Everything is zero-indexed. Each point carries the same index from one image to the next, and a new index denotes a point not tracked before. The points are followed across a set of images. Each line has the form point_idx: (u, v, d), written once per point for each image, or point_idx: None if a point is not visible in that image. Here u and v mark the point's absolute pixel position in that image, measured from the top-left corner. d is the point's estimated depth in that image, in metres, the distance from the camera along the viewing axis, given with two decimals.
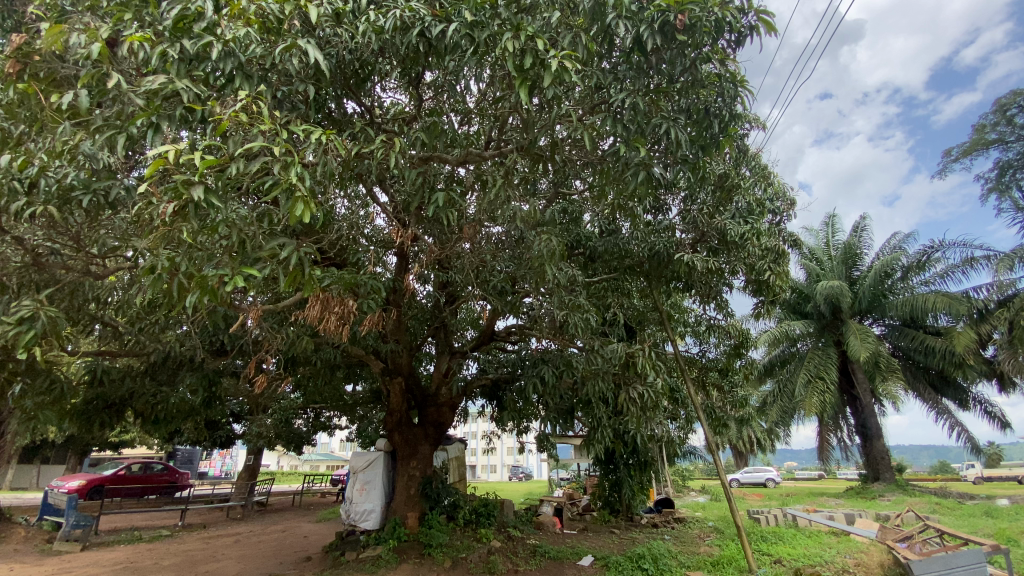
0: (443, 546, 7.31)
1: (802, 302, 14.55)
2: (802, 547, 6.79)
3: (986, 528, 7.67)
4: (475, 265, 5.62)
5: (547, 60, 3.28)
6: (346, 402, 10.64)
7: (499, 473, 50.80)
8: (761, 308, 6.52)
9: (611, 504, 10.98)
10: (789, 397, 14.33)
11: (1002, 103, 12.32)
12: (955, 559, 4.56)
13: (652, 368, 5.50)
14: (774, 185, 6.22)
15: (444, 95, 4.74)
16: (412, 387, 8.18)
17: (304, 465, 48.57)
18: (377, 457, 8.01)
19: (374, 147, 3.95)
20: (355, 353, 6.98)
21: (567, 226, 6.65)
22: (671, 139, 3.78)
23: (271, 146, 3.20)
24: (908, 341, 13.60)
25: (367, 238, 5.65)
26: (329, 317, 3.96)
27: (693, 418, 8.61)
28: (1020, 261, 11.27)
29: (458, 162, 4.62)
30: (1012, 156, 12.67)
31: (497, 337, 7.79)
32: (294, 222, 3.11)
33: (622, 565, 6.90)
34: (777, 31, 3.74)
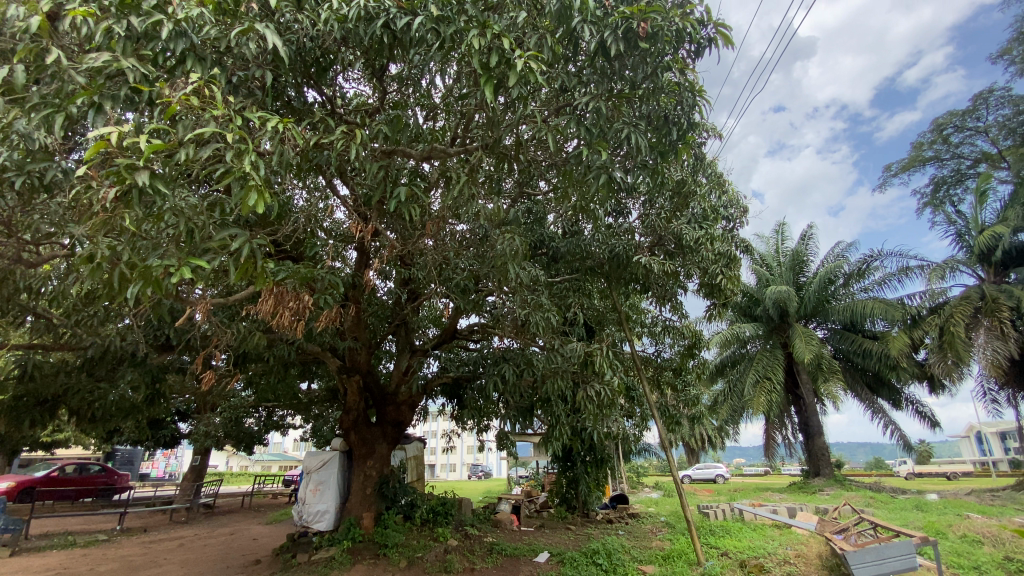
0: (399, 546, 7.20)
1: (752, 306, 15.18)
2: (747, 540, 7.08)
3: (916, 521, 8.21)
4: (438, 262, 5.58)
5: (513, 59, 3.27)
6: (300, 401, 10.35)
7: (458, 472, 50.70)
8: (713, 311, 6.77)
9: (568, 501, 11.13)
10: (739, 396, 14.97)
11: (939, 122, 13.23)
12: (887, 550, 4.85)
13: (609, 367, 5.63)
14: (728, 193, 6.46)
15: (409, 90, 4.69)
16: (370, 385, 8.03)
17: (255, 465, 46.84)
18: (333, 456, 7.94)
19: (335, 138, 3.83)
20: (311, 350, 6.81)
21: (531, 226, 6.69)
22: (632, 144, 3.85)
23: (224, 132, 3.08)
24: (848, 344, 14.38)
25: (326, 232, 5.51)
26: (283, 312, 3.83)
27: (648, 416, 8.83)
28: (950, 271, 12.12)
29: (422, 158, 4.57)
30: (947, 173, 13.86)
31: (458, 336, 7.78)
32: (247, 213, 2.99)
33: (578, 561, 7.00)
34: (734, 44, 3.89)
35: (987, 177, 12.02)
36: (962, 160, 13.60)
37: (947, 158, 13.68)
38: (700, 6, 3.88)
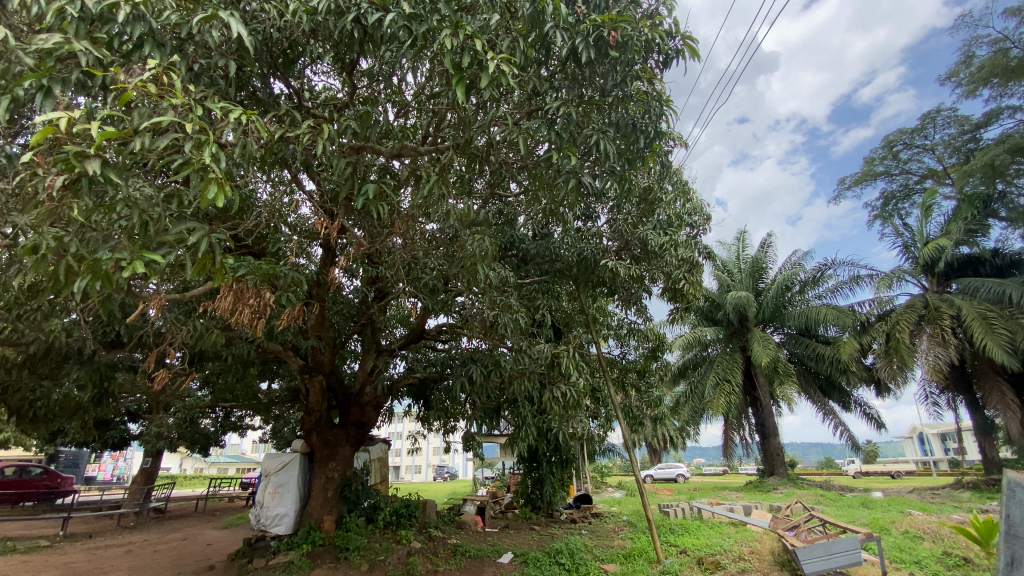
0: (360, 549, 7.07)
1: (713, 310, 15.65)
2: (705, 538, 7.30)
3: (861, 517, 8.65)
4: (406, 261, 5.51)
5: (485, 61, 3.27)
6: (260, 401, 10.05)
7: (423, 473, 50.30)
8: (676, 315, 6.96)
9: (533, 501, 11.19)
10: (699, 397, 15.41)
11: (890, 139, 13.97)
12: (834, 546, 5.08)
13: (575, 368, 5.75)
14: (692, 201, 6.63)
15: (381, 87, 4.64)
16: (334, 385, 7.88)
17: (211, 466, 45.14)
18: (293, 459, 7.78)
19: (300, 132, 3.73)
20: (271, 349, 6.63)
21: (502, 228, 6.71)
22: (601, 151, 3.90)
23: (183, 122, 2.97)
24: (803, 349, 15.00)
25: (290, 228, 5.40)
26: (242, 310, 3.72)
27: (612, 416, 8.98)
28: (897, 280, 12.80)
29: (391, 155, 4.51)
30: (895, 187, 14.63)
31: (426, 336, 7.72)
32: (206, 206, 2.90)
33: (541, 561, 7.05)
34: (700, 57, 4.00)
35: (933, 193, 12.75)
36: (910, 176, 14.41)
37: (897, 173, 14.46)
38: (668, 19, 3.99)
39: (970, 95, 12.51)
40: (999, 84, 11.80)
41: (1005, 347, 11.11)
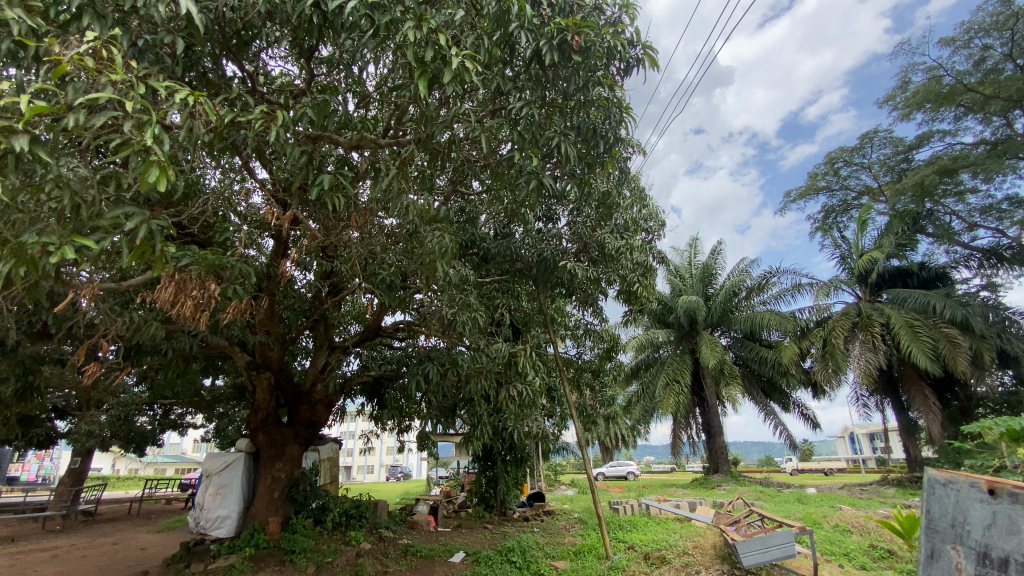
0: (307, 551, 6.85)
1: (666, 313, 16.17)
2: (652, 533, 7.53)
3: (796, 512, 9.15)
4: (363, 257, 5.38)
5: (449, 56, 3.23)
6: (203, 398, 9.60)
7: (375, 473, 49.46)
8: (630, 317, 7.16)
9: (486, 500, 11.19)
10: (651, 397, 15.91)
11: (831, 156, 14.85)
12: (771, 539, 5.34)
13: (532, 367, 5.84)
14: (649, 207, 6.79)
15: (341, 76, 4.51)
16: (283, 383, 7.63)
17: (147, 467, 42.65)
18: (238, 458, 7.47)
19: (252, 117, 3.57)
20: (216, 343, 6.34)
21: (462, 226, 6.67)
22: (562, 153, 3.95)
23: (124, 100, 2.79)
24: (748, 352, 15.73)
25: (240, 217, 5.19)
26: (184, 301, 3.51)
27: (567, 415, 9.12)
28: (834, 289, 13.62)
29: (350, 146, 4.39)
30: (835, 202, 15.59)
31: (382, 333, 7.60)
32: (147, 190, 2.74)
33: (492, 559, 7.08)
34: (659, 67, 4.10)
35: (868, 208, 13.65)
36: (849, 192, 15.38)
37: (837, 188, 15.42)
38: (630, 27, 4.07)
39: (904, 118, 13.46)
40: (930, 110, 12.74)
41: (927, 353, 12.03)
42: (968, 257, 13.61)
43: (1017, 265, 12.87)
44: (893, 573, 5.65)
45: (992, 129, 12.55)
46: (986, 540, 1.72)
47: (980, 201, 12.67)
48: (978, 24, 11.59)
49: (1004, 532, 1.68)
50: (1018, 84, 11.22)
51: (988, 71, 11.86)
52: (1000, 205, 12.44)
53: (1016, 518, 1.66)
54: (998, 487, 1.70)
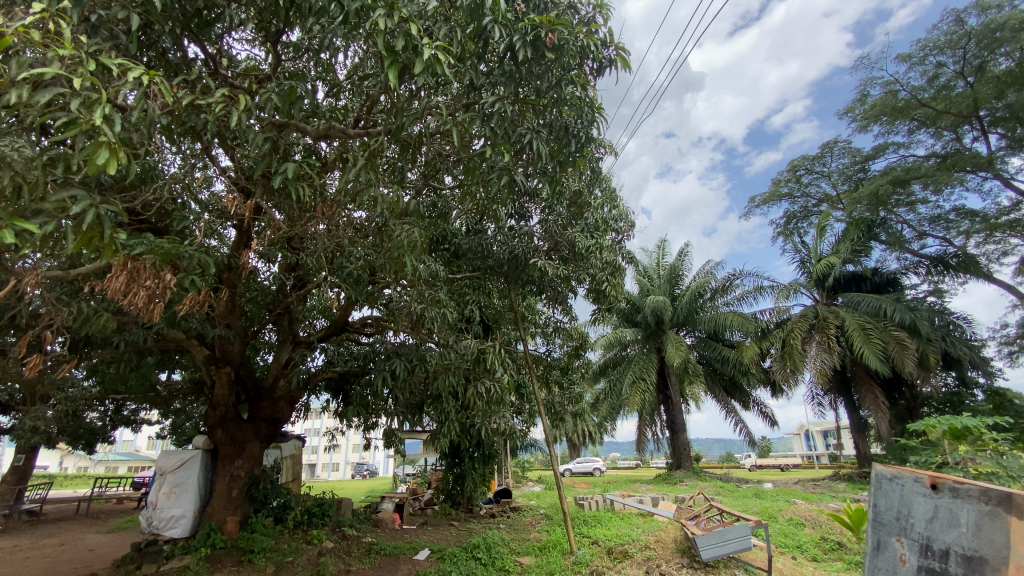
0: (266, 550, 6.65)
1: (634, 313, 16.45)
2: (616, 528, 7.65)
3: (753, 506, 9.47)
4: (329, 250, 5.23)
5: (420, 46, 3.16)
6: (159, 393, 9.21)
7: (341, 471, 48.62)
8: (599, 316, 7.24)
9: (453, 497, 11.14)
10: (617, 395, 16.18)
11: (794, 164, 15.40)
12: (728, 532, 5.48)
13: (501, 363, 6.00)
14: (619, 207, 6.84)
15: (310, 63, 4.37)
16: (244, 378, 7.41)
17: (98, 465, 40.84)
18: (194, 456, 7.23)
19: (213, 101, 3.43)
20: (172, 336, 6.09)
21: (434, 221, 6.58)
22: (534, 150, 3.92)
23: (71, 77, 2.63)
24: (711, 351, 16.16)
25: (200, 206, 5.00)
26: (137, 292, 3.35)
27: (535, 412, 9.17)
28: (793, 292, 14.13)
29: (318, 135, 4.28)
30: (796, 208, 16.19)
31: (349, 329, 7.47)
32: (96, 173, 2.59)
33: (457, 556, 7.05)
34: (631, 69, 4.12)
35: (827, 215, 14.21)
36: (809, 199, 15.98)
37: (799, 195, 15.99)
38: (604, 28, 4.09)
39: (862, 130, 14.07)
40: (886, 122, 13.36)
41: (878, 355, 12.62)
42: (917, 264, 14.33)
43: (961, 272, 13.65)
44: (843, 564, 5.92)
45: (942, 144, 13.31)
46: (929, 533, 1.81)
47: (930, 211, 13.38)
48: (933, 42, 12.15)
49: (945, 525, 1.77)
50: (967, 101, 11.87)
51: (940, 88, 12.49)
52: (947, 216, 13.19)
53: (955, 512, 1.75)
54: (940, 482, 1.81)
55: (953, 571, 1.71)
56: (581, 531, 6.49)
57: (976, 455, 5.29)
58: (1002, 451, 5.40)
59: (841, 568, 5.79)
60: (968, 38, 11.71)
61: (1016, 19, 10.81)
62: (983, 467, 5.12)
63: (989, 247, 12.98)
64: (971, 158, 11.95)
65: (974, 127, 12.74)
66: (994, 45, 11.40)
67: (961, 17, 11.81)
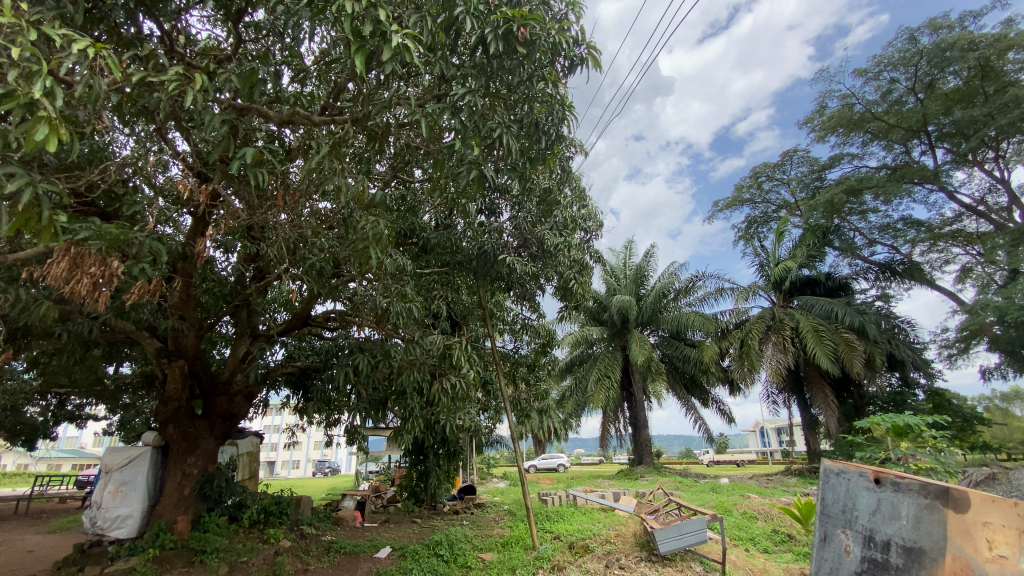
0: (219, 551, 6.39)
1: (600, 311, 16.69)
2: (577, 523, 7.75)
3: (710, 501, 9.77)
4: (291, 240, 5.06)
5: (389, 33, 3.07)
6: (106, 387, 8.75)
7: (301, 468, 47.49)
8: (566, 313, 7.30)
9: (416, 494, 11.03)
10: (582, 392, 16.40)
11: (756, 171, 15.93)
12: (686, 526, 5.62)
13: (467, 360, 6.00)
14: (588, 207, 6.88)
15: (274, 45, 4.20)
16: (198, 372, 7.12)
17: (39, 463, 38.71)
18: (143, 453, 6.93)
19: (166, 79, 3.26)
20: (120, 327, 5.78)
21: (403, 215, 6.49)
22: (504, 144, 3.89)
23: (7, 45, 2.45)
24: (673, 350, 16.56)
25: (153, 190, 4.75)
26: (80, 279, 3.17)
27: (501, 409, 9.18)
28: (752, 294, 14.62)
29: (281, 121, 4.13)
30: (757, 213, 16.75)
31: (312, 323, 7.28)
32: (34, 150, 2.43)
33: (419, 553, 6.99)
34: (602, 68, 4.14)
35: (785, 221, 14.76)
36: (769, 205, 16.56)
37: (759, 201, 16.56)
38: (576, 26, 4.09)
39: (819, 140, 14.68)
40: (842, 134, 14.01)
41: (829, 355, 13.21)
42: (867, 270, 14.95)
43: (907, 278, 14.43)
44: (791, 555, 6.18)
45: (892, 156, 14.01)
46: (872, 525, 1.89)
47: (880, 220, 14.11)
48: (888, 58, 12.78)
49: (886, 517, 1.87)
50: (916, 116, 12.60)
51: (893, 102, 13.15)
52: (895, 225, 13.97)
53: (896, 505, 1.85)
54: (883, 477, 1.90)
55: (893, 561, 1.82)
56: (543, 526, 6.53)
57: (916, 452, 5.61)
58: (938, 447, 5.75)
59: (789, 559, 6.05)
60: (920, 55, 12.34)
61: (964, 40, 11.45)
62: (922, 462, 5.43)
63: (933, 255, 13.83)
64: (918, 170, 12.83)
65: (922, 142, 13.46)
66: (944, 63, 12.04)
67: (914, 36, 12.43)
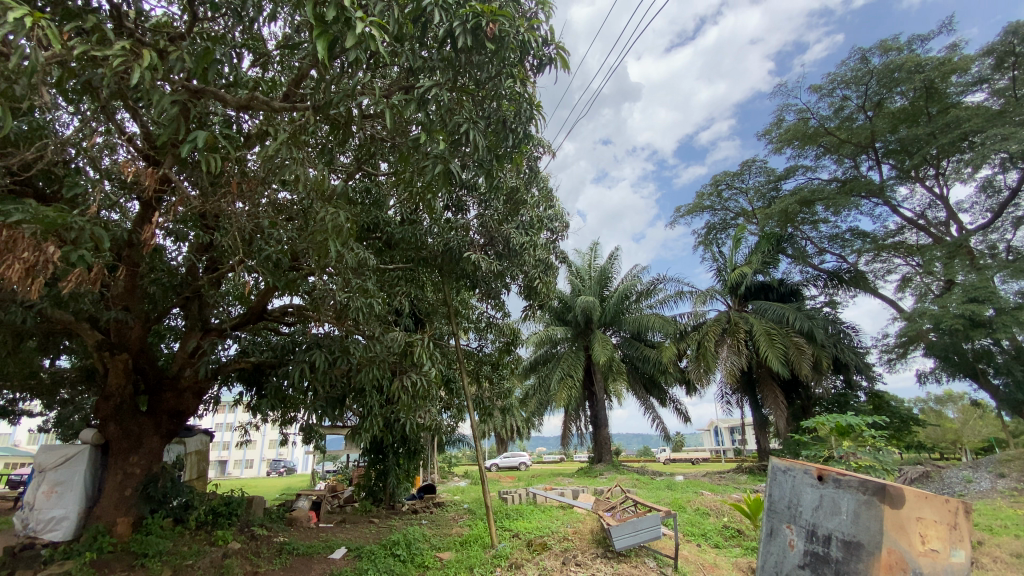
0: (163, 554, 6.04)
1: (564, 312, 16.86)
2: (536, 521, 7.79)
3: (665, 498, 10.03)
4: (247, 231, 4.87)
5: (353, 19, 2.99)
6: (41, 381, 8.22)
7: (254, 468, 45.78)
8: (530, 313, 7.31)
9: (374, 494, 10.84)
10: (545, 391, 16.54)
11: (717, 179, 16.48)
12: (641, 522, 5.74)
13: (428, 357, 5.91)
14: (555, 207, 6.90)
15: (232, 26, 4.02)
16: (144, 366, 6.76)
17: None
18: (81, 452, 6.54)
19: (112, 54, 3.07)
20: (56, 316, 5.43)
21: (367, 208, 6.36)
22: (470, 140, 3.84)
23: None
24: (634, 351, 16.89)
25: (96, 173, 4.47)
26: (11, 264, 2.96)
27: (464, 407, 9.12)
28: (710, 297, 15.09)
29: (238, 106, 3.97)
30: (716, 220, 17.30)
31: (268, 317, 7.05)
32: None
33: (375, 554, 6.87)
34: (570, 69, 4.16)
35: (742, 228, 15.31)
36: (728, 212, 17.11)
37: (719, 208, 17.11)
38: (546, 25, 4.09)
39: (776, 151, 15.30)
40: (797, 147, 14.69)
41: (780, 357, 13.78)
42: (816, 277, 15.64)
43: (853, 286, 15.22)
44: (740, 550, 6.42)
45: (843, 169, 14.72)
46: (814, 520, 1.98)
47: (830, 230, 14.84)
48: (841, 76, 13.42)
49: (828, 513, 1.95)
50: (865, 133, 13.31)
51: (844, 119, 13.84)
52: (844, 235, 14.75)
53: (838, 500, 1.94)
54: (826, 473, 1.98)
55: (834, 554, 1.89)
56: (503, 525, 6.52)
57: (857, 450, 5.91)
58: (877, 446, 6.09)
59: (738, 553, 6.29)
60: (870, 75, 13.01)
61: (911, 63, 12.16)
62: (862, 461, 5.74)
63: (876, 265, 14.63)
64: (865, 184, 13.60)
65: (870, 157, 14.20)
66: (892, 84, 12.75)
67: (866, 56, 13.10)
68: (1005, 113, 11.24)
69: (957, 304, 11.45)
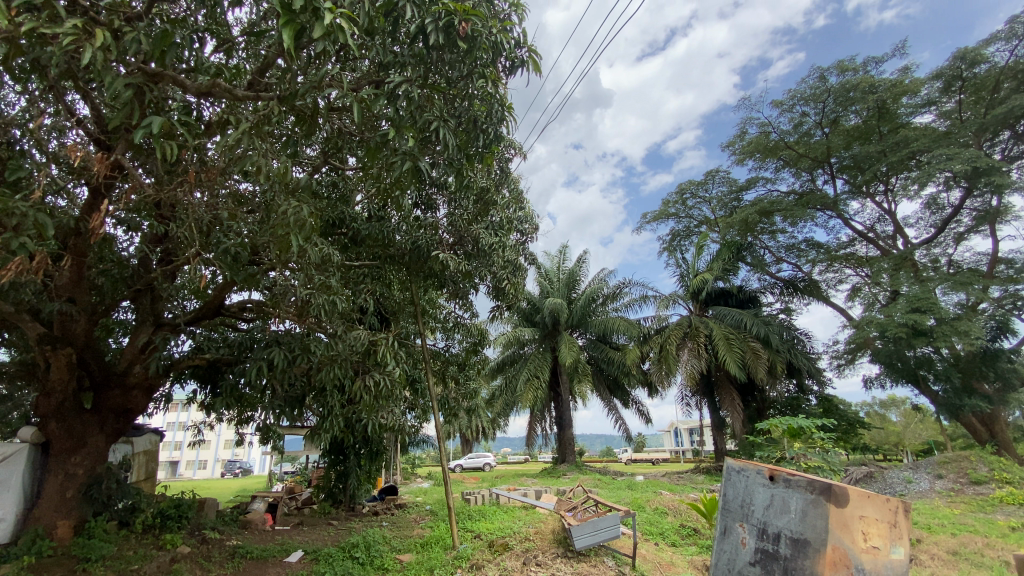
0: (106, 559, 5.74)
1: (532, 313, 16.95)
2: (498, 522, 7.79)
3: (626, 498, 10.21)
4: (204, 222, 4.69)
5: (323, 11, 2.93)
6: None
7: (208, 468, 44.07)
8: (498, 313, 7.31)
9: (334, 495, 10.61)
10: (511, 392, 16.57)
11: (682, 187, 16.96)
12: (601, 522, 5.83)
13: (392, 356, 5.84)
14: (525, 209, 6.92)
15: (195, 10, 3.88)
16: (90, 362, 6.42)
17: None
18: (20, 451, 6.12)
19: (62, 32, 2.92)
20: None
21: (333, 203, 6.22)
22: (439, 138, 3.83)
23: None
24: (599, 353, 17.10)
25: (40, 156, 4.22)
26: None
27: (429, 408, 9.04)
28: (673, 302, 15.47)
29: (198, 92, 3.83)
30: (680, 226, 17.74)
31: (225, 312, 6.79)
32: None
33: (333, 557, 6.73)
34: (542, 73, 4.19)
35: (705, 235, 15.76)
36: (692, 220, 17.58)
37: (683, 215, 17.56)
38: (519, 27, 4.11)
39: (739, 163, 15.83)
40: (759, 159, 15.26)
41: (738, 361, 14.25)
42: (773, 285, 16.29)
43: (807, 294, 15.89)
44: (696, 548, 6.62)
45: (800, 182, 15.37)
46: (765, 518, 2.05)
47: (787, 240, 15.45)
48: (801, 93, 13.99)
49: (777, 511, 2.02)
50: (822, 148, 14.04)
51: (803, 134, 14.44)
52: (800, 245, 15.40)
53: (787, 500, 2.01)
54: (776, 474, 2.06)
55: (782, 552, 1.97)
56: (465, 526, 6.48)
57: (807, 452, 6.18)
58: (824, 447, 6.39)
59: (694, 551, 6.48)
60: (828, 93, 13.61)
61: (866, 84, 12.80)
62: (811, 461, 6.01)
63: (829, 275, 15.33)
64: (820, 198, 14.26)
65: (826, 172, 14.82)
66: (847, 103, 13.39)
67: (824, 75, 13.72)
68: (951, 135, 12.18)
69: (901, 313, 12.15)
